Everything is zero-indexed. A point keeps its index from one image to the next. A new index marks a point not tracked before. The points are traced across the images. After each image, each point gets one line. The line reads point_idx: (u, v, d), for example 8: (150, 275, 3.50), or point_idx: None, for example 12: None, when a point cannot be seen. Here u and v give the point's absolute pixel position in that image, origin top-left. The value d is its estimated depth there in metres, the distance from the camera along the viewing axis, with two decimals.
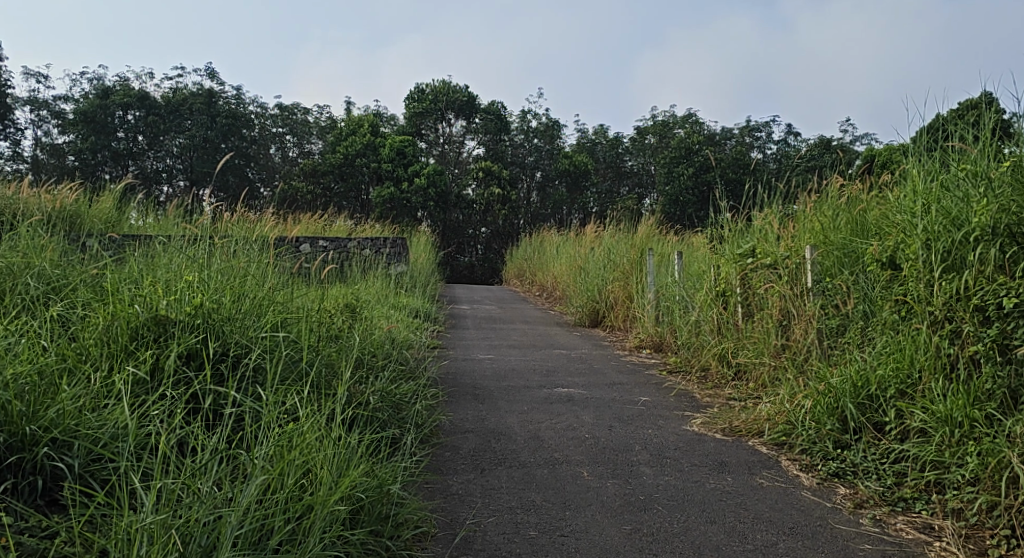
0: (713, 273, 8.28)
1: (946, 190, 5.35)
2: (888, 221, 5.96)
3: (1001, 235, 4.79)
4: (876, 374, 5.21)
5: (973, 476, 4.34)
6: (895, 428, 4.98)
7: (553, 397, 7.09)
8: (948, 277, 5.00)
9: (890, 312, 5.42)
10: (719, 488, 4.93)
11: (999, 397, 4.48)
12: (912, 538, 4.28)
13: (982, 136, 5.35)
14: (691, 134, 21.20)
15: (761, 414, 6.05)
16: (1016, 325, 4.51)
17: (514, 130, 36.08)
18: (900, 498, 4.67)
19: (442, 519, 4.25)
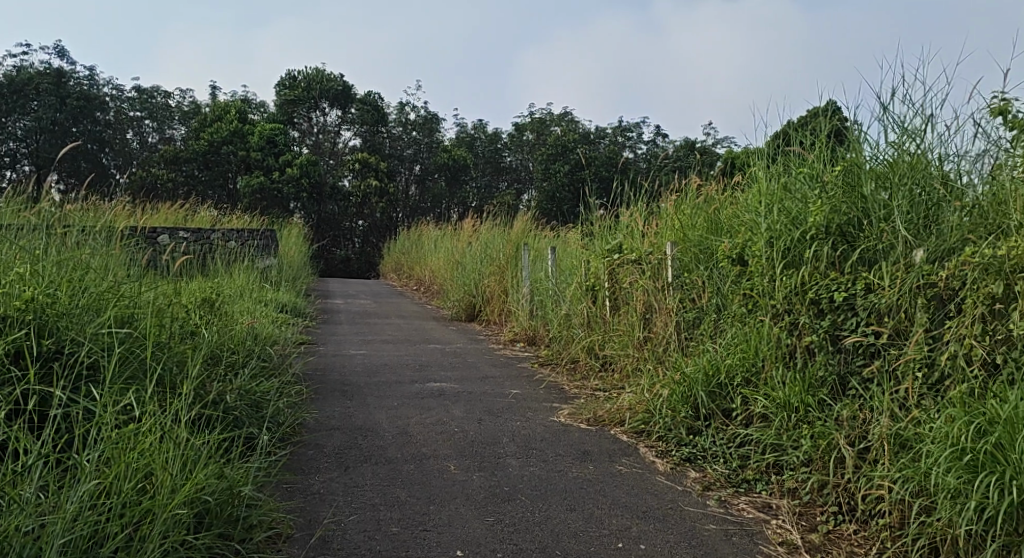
0: (584, 268, 8.50)
1: (788, 192, 5.74)
2: (740, 219, 6.29)
3: (833, 234, 5.19)
4: (725, 363, 5.50)
5: (808, 458, 4.65)
6: (740, 414, 5.27)
7: (424, 392, 7.08)
8: (789, 272, 5.35)
9: (739, 306, 5.74)
10: (580, 476, 5.06)
11: (830, 384, 4.83)
12: (752, 517, 4.54)
13: (819, 142, 5.79)
14: (567, 131, 21.66)
15: (623, 404, 6.25)
16: (845, 317, 4.88)
17: (391, 122, 35.69)
18: (744, 480, 4.95)
19: (300, 519, 4.17)
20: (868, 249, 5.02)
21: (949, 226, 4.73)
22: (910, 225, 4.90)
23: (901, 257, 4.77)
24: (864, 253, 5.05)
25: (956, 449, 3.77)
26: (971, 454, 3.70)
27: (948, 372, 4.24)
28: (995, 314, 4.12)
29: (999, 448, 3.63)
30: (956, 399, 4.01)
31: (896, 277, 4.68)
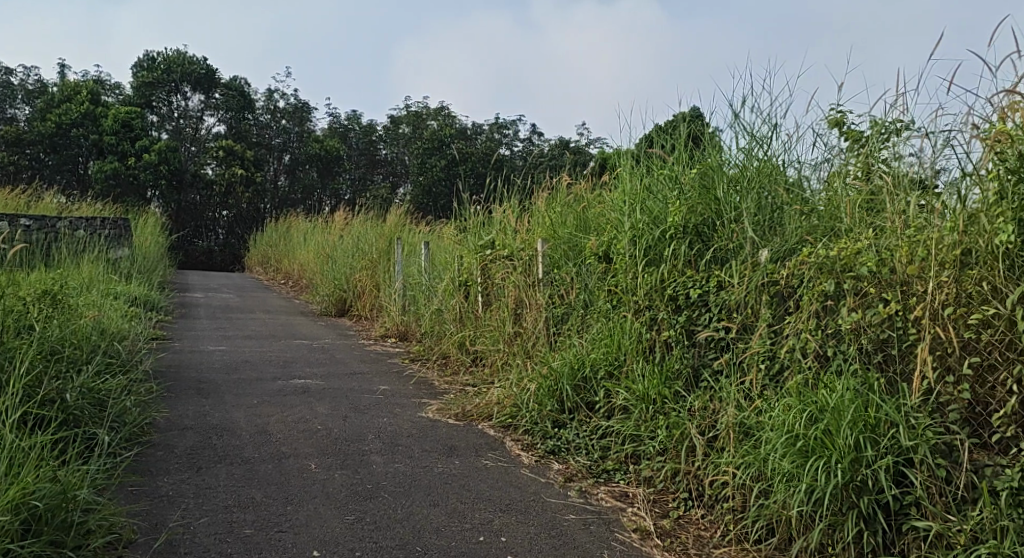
0: (456, 263, 8.50)
1: (650, 192, 5.96)
2: (607, 218, 6.45)
3: (690, 233, 5.46)
4: (590, 357, 5.64)
5: (663, 447, 4.84)
6: (603, 406, 5.42)
7: (287, 389, 6.88)
8: (650, 269, 5.55)
9: (604, 302, 5.89)
10: (445, 471, 5.06)
11: (685, 376, 5.06)
12: (609, 506, 4.68)
13: (679, 144, 6.05)
14: (443, 125, 21.56)
15: (491, 399, 6.28)
16: (700, 312, 5.12)
17: (259, 110, 34.46)
18: (603, 470, 5.09)
19: (145, 523, 3.96)
20: (721, 248, 5.29)
21: (790, 228, 5.04)
22: (758, 225, 5.19)
23: (749, 255, 5.03)
24: (718, 252, 5.31)
25: (792, 436, 4.02)
26: (804, 440, 3.95)
27: (787, 364, 4.51)
28: (828, 311, 4.40)
29: (828, 434, 3.90)
30: (794, 389, 4.27)
31: (744, 274, 4.94)
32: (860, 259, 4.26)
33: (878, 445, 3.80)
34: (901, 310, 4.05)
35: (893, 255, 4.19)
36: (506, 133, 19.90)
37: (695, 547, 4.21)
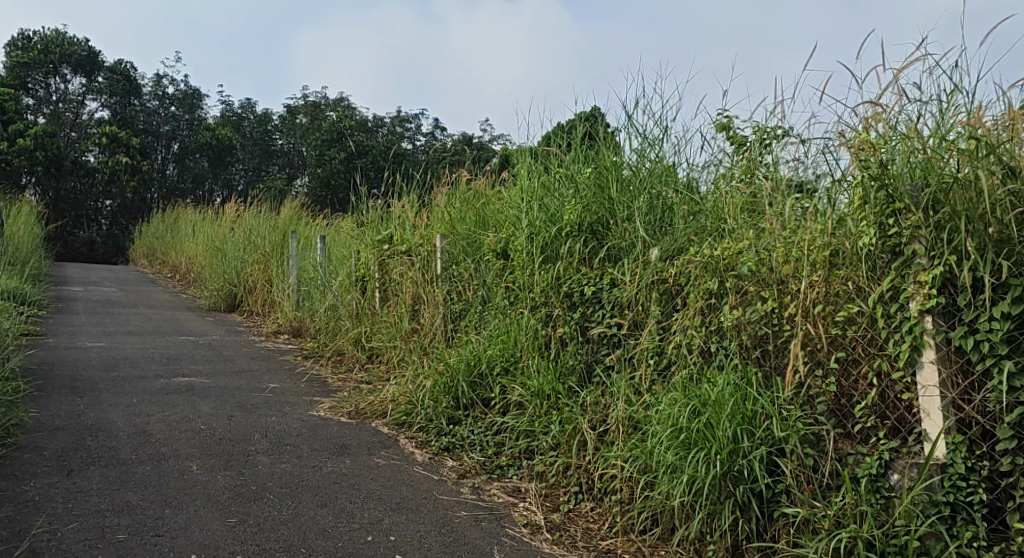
0: (352, 258, 8.35)
1: (547, 191, 6.01)
2: (505, 214, 6.46)
3: (585, 232, 5.55)
4: (486, 353, 5.66)
5: (555, 442, 4.91)
6: (498, 403, 5.44)
7: (170, 387, 6.60)
8: (546, 266, 5.60)
9: (501, 298, 5.91)
10: (335, 470, 4.97)
11: (579, 372, 5.14)
12: (501, 501, 4.69)
13: (576, 143, 6.14)
14: (342, 117, 21.14)
15: (386, 396, 6.20)
16: (593, 309, 5.21)
17: (147, 96, 32.93)
18: (497, 466, 5.10)
19: (6, 531, 3.72)
20: (614, 246, 5.40)
21: (679, 228, 5.21)
22: (649, 225, 5.33)
23: (640, 254, 5.15)
24: (612, 250, 5.43)
25: (676, 429, 4.14)
26: (687, 433, 4.08)
27: (674, 359, 4.65)
28: (712, 308, 4.58)
29: (708, 427, 4.04)
30: (679, 384, 4.40)
31: (635, 272, 5.05)
32: (741, 259, 4.47)
33: (753, 436, 3.96)
34: (777, 308, 4.25)
35: (771, 254, 4.39)
36: (407, 127, 19.66)
37: (583, 539, 4.28)
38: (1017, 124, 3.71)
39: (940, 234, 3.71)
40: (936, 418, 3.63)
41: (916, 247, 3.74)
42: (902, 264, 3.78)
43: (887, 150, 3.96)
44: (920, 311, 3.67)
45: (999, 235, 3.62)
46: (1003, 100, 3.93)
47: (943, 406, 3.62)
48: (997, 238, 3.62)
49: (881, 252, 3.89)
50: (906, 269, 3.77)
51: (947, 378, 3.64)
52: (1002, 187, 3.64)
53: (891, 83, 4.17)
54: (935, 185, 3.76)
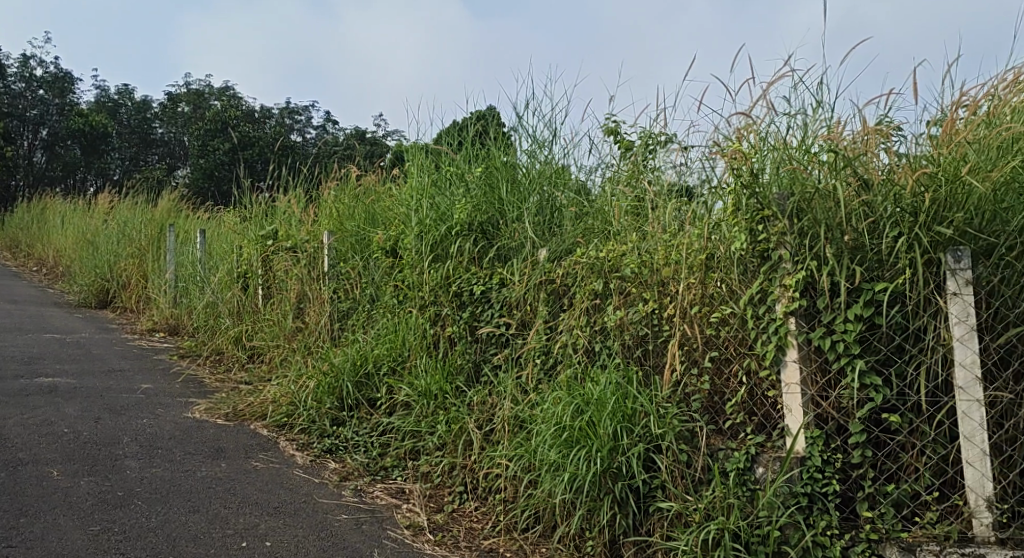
0: (235, 253, 8.06)
1: (438, 188, 5.97)
2: (394, 211, 6.38)
3: (475, 231, 5.55)
4: (372, 353, 5.57)
5: (441, 442, 4.88)
6: (384, 403, 5.37)
7: (31, 388, 6.18)
8: (435, 265, 5.56)
9: (389, 297, 5.82)
10: (210, 474, 4.77)
11: (466, 372, 5.13)
12: (384, 503, 4.63)
13: (467, 142, 6.13)
14: (228, 108, 20.37)
15: (266, 397, 6.00)
16: (482, 308, 5.22)
17: (13, 77, 30.81)
18: (381, 467, 5.01)
19: None
20: (504, 246, 5.43)
21: (567, 230, 5.29)
22: (537, 226, 5.40)
23: (529, 254, 5.20)
24: (501, 250, 5.46)
25: (560, 428, 4.20)
26: (569, 431, 4.14)
27: (560, 359, 4.71)
28: (597, 308, 4.68)
29: (591, 425, 4.11)
30: (564, 383, 4.45)
31: (524, 272, 5.10)
32: (624, 261, 4.58)
33: (632, 433, 4.06)
34: (657, 308, 4.38)
35: (653, 257, 4.52)
36: (297, 120, 19.14)
37: (466, 539, 4.27)
38: (871, 140, 3.97)
39: (803, 240, 3.90)
40: (797, 414, 3.82)
41: (782, 252, 3.93)
42: (769, 268, 3.97)
43: (758, 159, 4.14)
44: (785, 313, 3.86)
45: (854, 242, 3.85)
46: (861, 116, 4.19)
47: (803, 403, 3.81)
48: (852, 244, 3.85)
49: (751, 256, 4.06)
50: (773, 272, 3.96)
51: (806, 376, 3.84)
52: (857, 199, 3.87)
53: (761, 96, 4.37)
54: (799, 193, 3.95)
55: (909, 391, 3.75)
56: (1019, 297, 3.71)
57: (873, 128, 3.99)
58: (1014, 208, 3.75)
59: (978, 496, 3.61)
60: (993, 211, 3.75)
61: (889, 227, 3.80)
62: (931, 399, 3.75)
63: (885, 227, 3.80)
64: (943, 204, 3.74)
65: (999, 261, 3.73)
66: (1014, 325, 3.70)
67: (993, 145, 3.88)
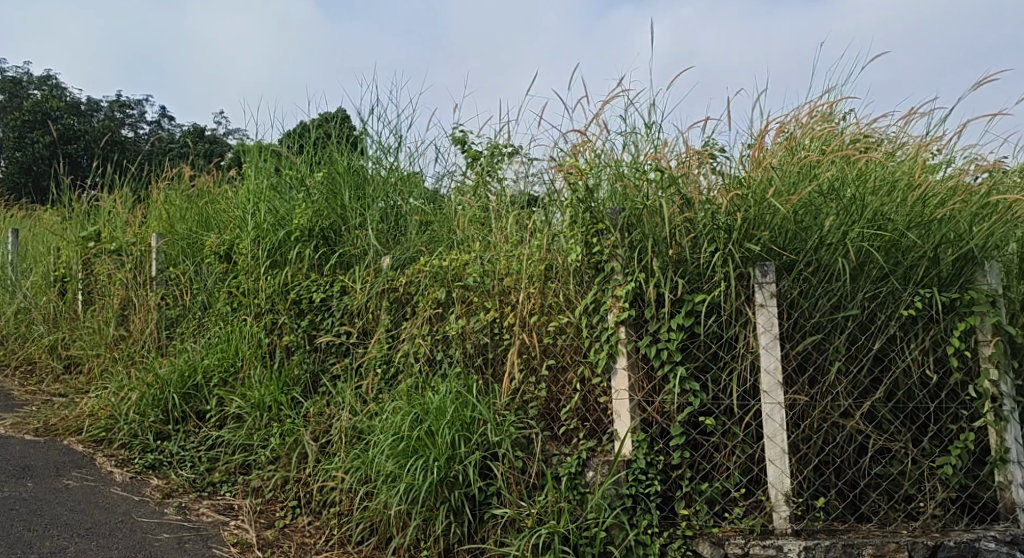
0: (52, 256, 7.46)
1: (277, 192, 5.78)
2: (229, 215, 6.12)
3: (316, 236, 5.43)
4: (202, 363, 5.31)
5: (274, 455, 4.74)
6: (215, 416, 5.13)
7: None
8: (273, 272, 5.37)
9: (223, 304, 5.57)
10: (13, 496, 4.46)
11: (303, 382, 5.00)
12: (210, 520, 4.43)
13: (309, 147, 6.00)
14: (50, 98, 18.85)
15: (83, 410, 5.60)
16: (323, 317, 5.09)
17: None
18: (209, 483, 4.79)
19: None
20: (346, 253, 5.33)
21: (410, 239, 5.29)
22: (380, 234, 5.36)
23: (371, 262, 5.15)
24: (343, 257, 5.34)
25: (397, 438, 4.19)
26: (407, 441, 4.13)
27: (401, 368, 4.69)
28: (439, 317, 4.69)
29: (429, 434, 4.13)
30: (404, 392, 4.43)
31: (366, 280, 5.04)
32: (467, 270, 4.64)
33: (469, 441, 4.11)
34: (498, 318, 4.47)
35: (494, 267, 4.60)
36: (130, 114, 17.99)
37: (297, 554, 4.16)
38: (692, 161, 4.21)
39: (633, 253, 4.11)
40: (625, 418, 4.01)
41: (614, 264, 4.13)
42: (602, 279, 4.15)
43: (592, 175, 4.32)
44: (616, 322, 4.04)
45: (677, 256, 4.09)
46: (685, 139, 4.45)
47: (631, 408, 4.00)
48: (675, 257, 4.08)
49: (586, 268, 4.23)
50: (606, 283, 4.14)
51: (635, 383, 4.04)
52: (680, 215, 4.09)
53: (597, 117, 4.56)
54: (629, 208, 4.15)
55: (722, 395, 4.02)
56: (814, 308, 4.03)
57: (695, 151, 4.23)
58: (812, 228, 4.10)
59: (778, 491, 3.90)
60: (794, 230, 4.08)
61: (707, 243, 4.07)
62: (740, 402, 4.03)
63: (704, 242, 4.07)
64: (753, 222, 4.06)
65: (798, 275, 4.06)
66: (810, 334, 4.02)
67: (795, 170, 4.24)
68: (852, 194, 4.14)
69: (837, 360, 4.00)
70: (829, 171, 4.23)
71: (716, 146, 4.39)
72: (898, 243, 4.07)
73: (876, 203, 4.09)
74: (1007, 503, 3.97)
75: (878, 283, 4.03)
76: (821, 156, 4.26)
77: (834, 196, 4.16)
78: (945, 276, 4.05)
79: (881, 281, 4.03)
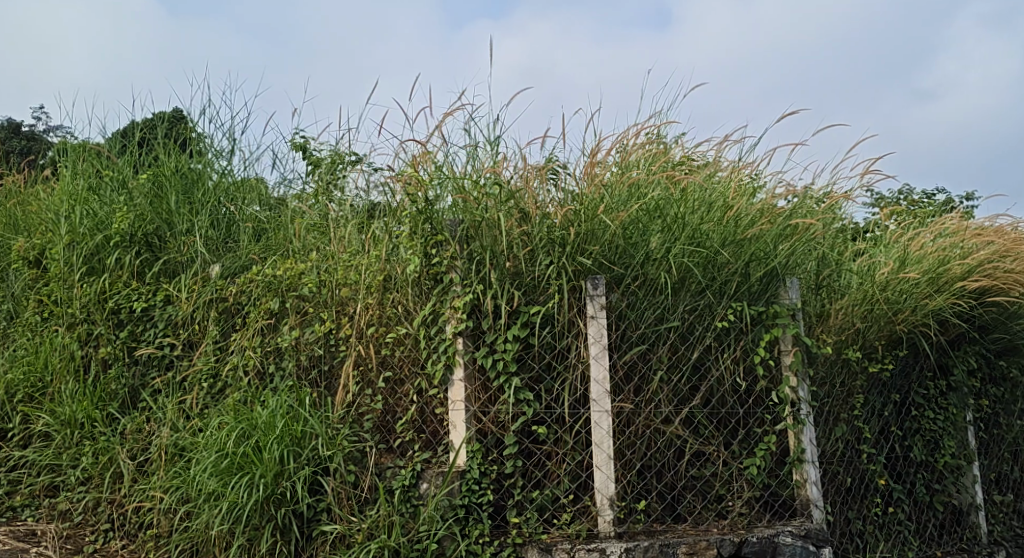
0: None
1: (94, 194, 5.38)
2: (39, 216, 5.66)
3: (138, 242, 5.09)
4: (4, 378, 4.82)
5: (85, 476, 4.44)
6: (18, 434, 4.71)
7: None
8: (89, 279, 4.99)
9: (31, 313, 5.09)
10: None
11: (121, 397, 4.68)
12: (7, 549, 4.15)
13: (132, 149, 5.70)
14: None
15: None
16: (144, 327, 4.80)
17: None
18: (8, 508, 4.46)
19: None
20: (171, 260, 5.06)
21: (242, 246, 5.11)
22: (210, 240, 5.14)
23: (199, 270, 4.93)
24: (168, 264, 5.06)
25: (221, 455, 4.02)
26: (231, 458, 3.98)
27: (229, 382, 4.51)
28: (272, 329, 4.56)
29: (256, 450, 3.99)
30: (231, 407, 4.26)
31: (192, 290, 4.82)
32: (302, 280, 4.55)
33: (300, 456, 4.01)
34: (334, 328, 4.41)
35: (330, 277, 4.54)
36: None
37: None
38: (530, 177, 4.30)
39: (471, 265, 4.18)
40: (460, 429, 4.04)
41: (453, 275, 4.19)
42: (441, 290, 4.19)
43: (432, 187, 4.32)
44: (454, 333, 4.11)
45: (514, 269, 4.18)
46: (523, 155, 4.55)
47: (467, 418, 4.05)
48: (512, 269, 4.18)
49: (424, 279, 4.26)
50: (444, 295, 4.19)
51: (471, 393, 4.10)
52: (517, 228, 4.18)
53: (436, 130, 4.61)
54: (468, 220, 4.20)
55: (554, 404, 4.14)
56: (640, 320, 4.24)
57: (533, 167, 4.32)
58: (639, 243, 4.30)
59: (603, 496, 4.06)
60: (624, 245, 4.27)
61: (543, 256, 4.19)
62: (571, 410, 4.15)
63: (540, 255, 4.19)
64: (585, 237, 4.22)
65: (626, 288, 4.25)
66: (635, 345, 4.23)
67: (623, 189, 4.45)
68: (674, 213, 4.39)
69: (659, 369, 4.22)
70: (655, 192, 4.46)
71: (552, 163, 4.50)
72: (714, 260, 4.34)
73: (695, 222, 4.36)
74: (803, 499, 4.33)
75: (696, 297, 4.30)
76: (648, 177, 4.50)
77: (658, 214, 4.39)
78: (753, 290, 4.40)
79: (699, 295, 4.30)
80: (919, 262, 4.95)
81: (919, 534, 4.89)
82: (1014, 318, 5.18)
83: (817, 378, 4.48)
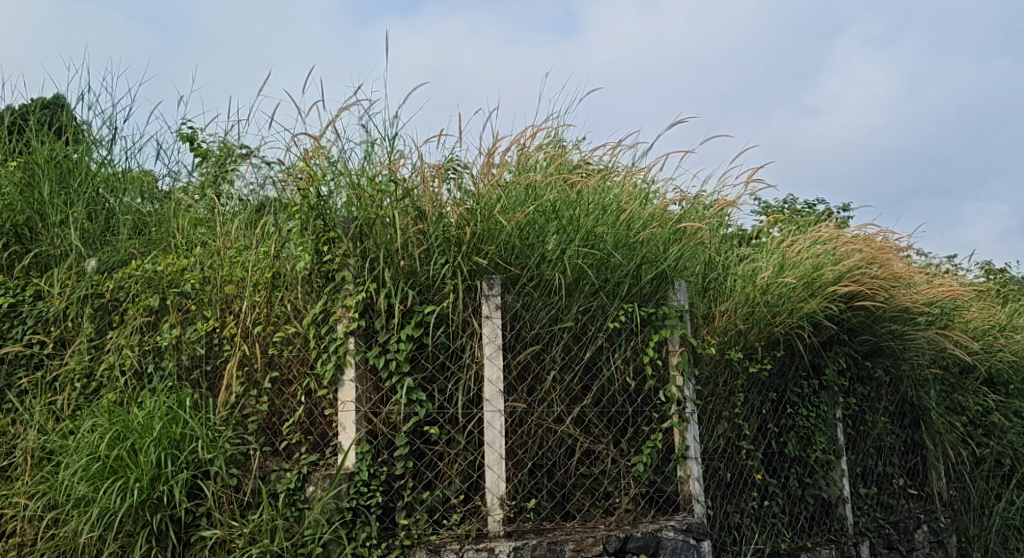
0: None
1: None
2: None
3: (7, 234, 4.78)
4: None
5: None
6: None
7: None
8: None
9: None
10: None
11: None
12: None
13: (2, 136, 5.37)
14: None
15: None
16: (10, 325, 4.50)
17: None
18: None
19: None
20: (43, 253, 4.78)
21: (121, 240, 4.87)
22: (87, 233, 4.88)
23: (73, 264, 4.68)
24: (39, 258, 4.78)
25: (93, 458, 3.83)
26: (103, 462, 3.80)
27: (104, 382, 4.29)
28: (151, 326, 4.37)
29: (131, 453, 3.82)
30: (105, 408, 4.06)
31: (66, 285, 4.56)
32: (185, 277, 4.39)
33: (178, 460, 3.86)
34: (218, 327, 4.26)
35: (216, 273, 4.40)
36: None
37: None
38: (427, 176, 4.27)
39: (364, 263, 4.12)
40: (349, 430, 3.98)
41: (345, 273, 4.12)
42: (332, 288, 4.12)
43: (325, 182, 4.25)
44: (346, 333, 4.04)
45: (409, 268, 4.14)
46: (420, 153, 4.51)
47: (356, 419, 3.99)
48: (407, 269, 4.14)
49: (315, 276, 4.17)
50: (335, 294, 4.12)
51: (361, 394, 4.04)
52: (412, 227, 4.15)
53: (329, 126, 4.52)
54: (363, 217, 4.14)
55: (446, 404, 4.13)
56: (534, 320, 4.28)
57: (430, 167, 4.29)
58: (535, 245, 4.34)
59: (493, 495, 4.07)
60: (519, 245, 4.30)
61: (438, 255, 4.17)
62: (464, 410, 4.15)
63: (435, 255, 4.17)
64: (481, 237, 4.23)
65: (521, 288, 4.28)
66: (529, 345, 4.26)
67: (520, 189, 4.48)
68: (569, 216, 4.46)
69: (552, 369, 4.27)
70: (551, 194, 4.51)
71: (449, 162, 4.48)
72: (607, 261, 4.43)
73: (589, 224, 4.44)
74: (685, 494, 4.47)
75: (590, 298, 4.37)
76: (544, 178, 4.54)
77: (553, 216, 4.45)
78: (645, 291, 4.49)
79: (593, 296, 4.38)
80: (796, 267, 5.23)
81: (792, 526, 5.13)
82: (879, 321, 5.54)
83: (701, 377, 4.64)
